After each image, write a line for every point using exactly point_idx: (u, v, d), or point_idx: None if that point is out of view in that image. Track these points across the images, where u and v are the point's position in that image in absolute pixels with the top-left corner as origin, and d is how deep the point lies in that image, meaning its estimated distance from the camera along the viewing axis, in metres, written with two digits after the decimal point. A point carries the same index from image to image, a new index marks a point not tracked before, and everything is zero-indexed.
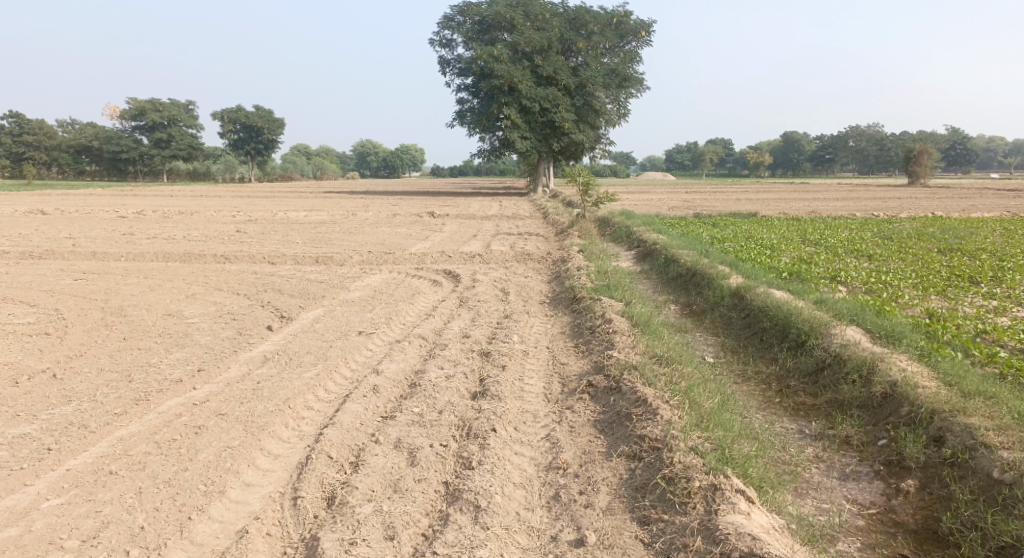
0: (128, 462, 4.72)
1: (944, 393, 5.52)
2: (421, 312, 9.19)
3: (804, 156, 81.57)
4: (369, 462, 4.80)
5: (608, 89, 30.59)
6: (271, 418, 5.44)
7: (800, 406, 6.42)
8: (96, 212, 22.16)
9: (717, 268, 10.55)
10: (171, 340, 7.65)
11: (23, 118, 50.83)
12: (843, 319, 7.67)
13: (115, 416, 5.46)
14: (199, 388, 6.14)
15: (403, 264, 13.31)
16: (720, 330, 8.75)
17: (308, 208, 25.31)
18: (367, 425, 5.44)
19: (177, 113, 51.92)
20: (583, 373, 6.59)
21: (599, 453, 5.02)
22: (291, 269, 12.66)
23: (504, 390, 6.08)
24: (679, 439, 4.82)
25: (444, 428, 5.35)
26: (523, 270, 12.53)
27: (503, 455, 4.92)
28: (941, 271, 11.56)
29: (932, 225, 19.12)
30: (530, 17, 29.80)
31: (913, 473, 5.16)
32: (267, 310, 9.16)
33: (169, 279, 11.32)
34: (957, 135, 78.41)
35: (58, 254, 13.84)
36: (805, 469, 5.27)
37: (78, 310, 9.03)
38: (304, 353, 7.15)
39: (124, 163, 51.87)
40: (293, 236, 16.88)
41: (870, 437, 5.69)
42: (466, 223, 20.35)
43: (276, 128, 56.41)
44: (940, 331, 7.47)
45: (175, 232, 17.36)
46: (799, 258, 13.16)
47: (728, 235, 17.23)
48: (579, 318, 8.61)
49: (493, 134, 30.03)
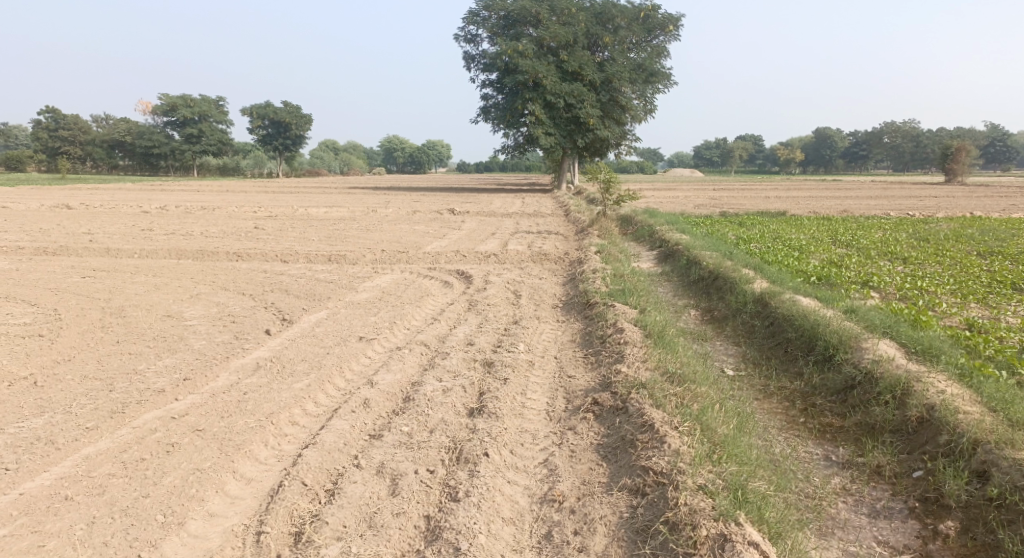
0: (87, 486, 4.44)
1: (988, 420, 4.96)
2: (427, 316, 8.76)
3: (836, 153, 79.84)
4: (346, 490, 4.44)
5: (634, 84, 29.91)
6: (249, 436, 5.07)
7: (826, 427, 5.89)
8: (119, 207, 22.12)
9: (741, 271, 9.99)
10: (165, 344, 7.30)
11: (59, 113, 51.44)
12: (875, 330, 7.08)
13: (85, 431, 5.14)
14: (181, 400, 5.76)
15: (416, 263, 12.90)
16: (742, 339, 8.22)
17: (329, 204, 25.06)
18: (351, 445, 5.05)
19: (206, 109, 52.28)
20: (590, 389, 6.12)
21: (599, 485, 4.56)
22: (302, 268, 12.32)
23: (503, 407, 5.62)
24: (686, 475, 4.34)
25: (433, 451, 4.93)
26: (538, 271, 12.08)
27: (494, 484, 4.51)
28: (980, 276, 10.86)
29: (970, 226, 18.17)
30: (555, 11, 29.13)
31: (953, 514, 4.61)
32: (269, 312, 8.79)
33: (176, 278, 11.04)
34: (997, 132, 75.97)
35: (71, 250, 13.66)
36: (831, 504, 4.74)
37: (77, 310, 8.76)
38: (298, 361, 6.76)
39: (155, 158, 52.34)
40: (309, 234, 16.58)
41: (904, 468, 5.14)
42: (486, 221, 19.90)
43: (304, 123, 56.33)
44: (980, 346, 6.87)
45: (193, 229, 17.14)
46: (829, 261, 12.52)
47: (755, 235, 16.58)
48: (591, 325, 8.11)
49: (517, 130, 29.54)
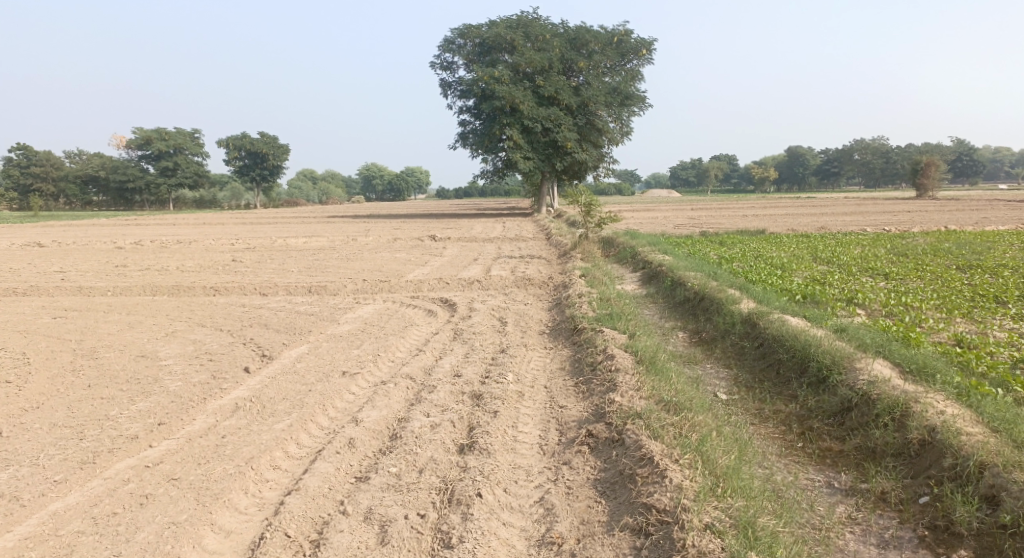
0: (53, 546, 4.20)
1: (993, 442, 4.85)
2: (412, 347, 8.52)
3: (809, 171, 81.21)
4: (332, 541, 4.23)
5: (610, 107, 30.12)
6: (228, 484, 4.82)
7: (826, 452, 5.74)
8: (92, 243, 21.66)
9: (726, 292, 9.90)
10: (138, 387, 6.99)
11: (31, 149, 50.77)
12: (868, 349, 6.97)
13: (53, 484, 4.86)
14: (156, 446, 5.47)
15: (398, 292, 12.68)
16: (732, 362, 8.08)
17: (309, 234, 24.78)
18: (337, 490, 4.82)
19: (182, 141, 51.91)
20: (583, 420, 5.92)
21: (599, 525, 4.39)
22: (282, 301, 12.04)
23: (494, 443, 5.41)
24: (692, 513, 4.19)
25: (423, 493, 4.71)
26: (523, 297, 11.92)
27: (489, 529, 4.31)
28: (962, 290, 10.88)
29: (946, 240, 18.35)
30: (530, 38, 29.39)
31: (965, 543, 4.47)
32: (248, 348, 8.50)
33: (151, 315, 10.73)
34: (963, 146, 77.84)
35: (42, 290, 13.26)
36: (838, 535, 4.58)
37: (48, 352, 8.43)
38: (279, 400, 6.49)
39: (130, 192, 51.75)
40: (288, 265, 16.30)
41: (909, 494, 5.00)
42: (467, 247, 19.74)
43: (281, 154, 56.09)
44: (973, 363, 6.78)
45: (169, 263, 16.80)
46: (811, 279, 12.51)
47: (736, 254, 16.60)
48: (580, 352, 7.93)
49: (495, 155, 29.58)
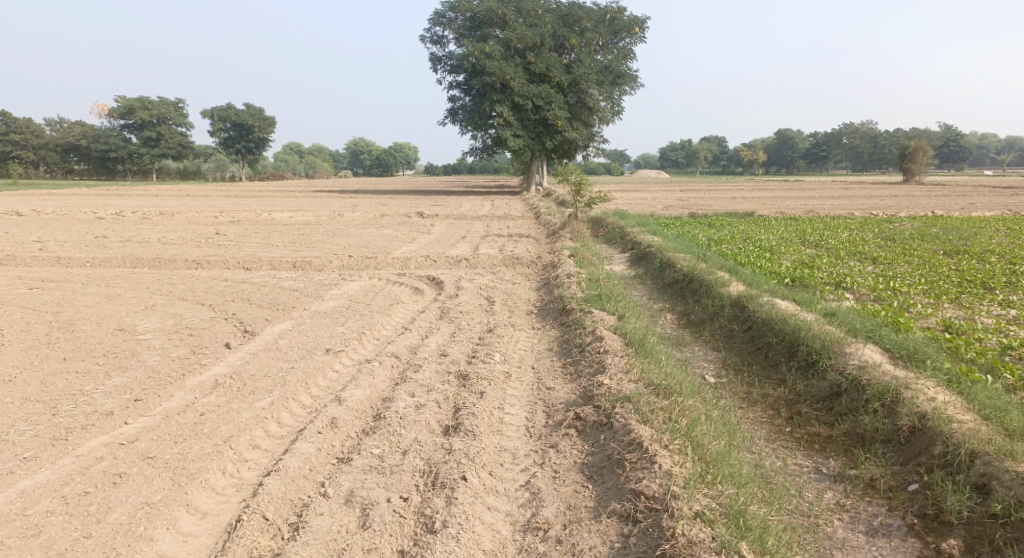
0: (21, 526, 4.07)
1: (985, 430, 4.81)
2: (397, 325, 8.37)
3: (798, 154, 81.23)
4: (312, 524, 4.13)
5: (601, 86, 29.80)
6: (205, 463, 4.69)
7: (815, 437, 5.68)
8: (73, 213, 21.18)
9: (716, 274, 9.79)
10: (115, 361, 6.81)
11: (9, 116, 49.65)
12: (857, 334, 6.89)
13: (22, 461, 4.70)
14: (131, 423, 5.31)
15: (385, 269, 12.50)
16: (720, 344, 7.99)
17: (294, 208, 24.43)
18: (318, 471, 4.70)
19: (165, 111, 50.99)
20: (571, 402, 5.82)
21: (586, 511, 4.31)
22: (266, 276, 11.82)
23: (480, 424, 5.29)
24: (682, 501, 4.12)
25: (407, 475, 4.60)
26: (511, 276, 11.77)
27: (473, 513, 4.22)
28: (951, 276, 10.84)
29: (935, 225, 18.32)
30: (522, 13, 28.92)
31: (955, 531, 4.43)
32: (230, 324, 8.29)
33: (131, 287, 10.48)
34: (951, 132, 78.04)
35: (19, 259, 12.94)
36: (826, 523, 4.53)
37: (22, 324, 8.19)
38: (260, 378, 6.32)
39: (112, 161, 50.74)
40: (273, 239, 16.05)
41: (898, 481, 4.95)
42: (455, 225, 19.52)
43: (267, 126, 55.22)
44: (962, 349, 6.72)
45: (150, 235, 16.47)
46: (800, 262, 12.44)
47: (725, 236, 16.50)
48: (568, 333, 7.81)
49: (485, 132, 29.23)
